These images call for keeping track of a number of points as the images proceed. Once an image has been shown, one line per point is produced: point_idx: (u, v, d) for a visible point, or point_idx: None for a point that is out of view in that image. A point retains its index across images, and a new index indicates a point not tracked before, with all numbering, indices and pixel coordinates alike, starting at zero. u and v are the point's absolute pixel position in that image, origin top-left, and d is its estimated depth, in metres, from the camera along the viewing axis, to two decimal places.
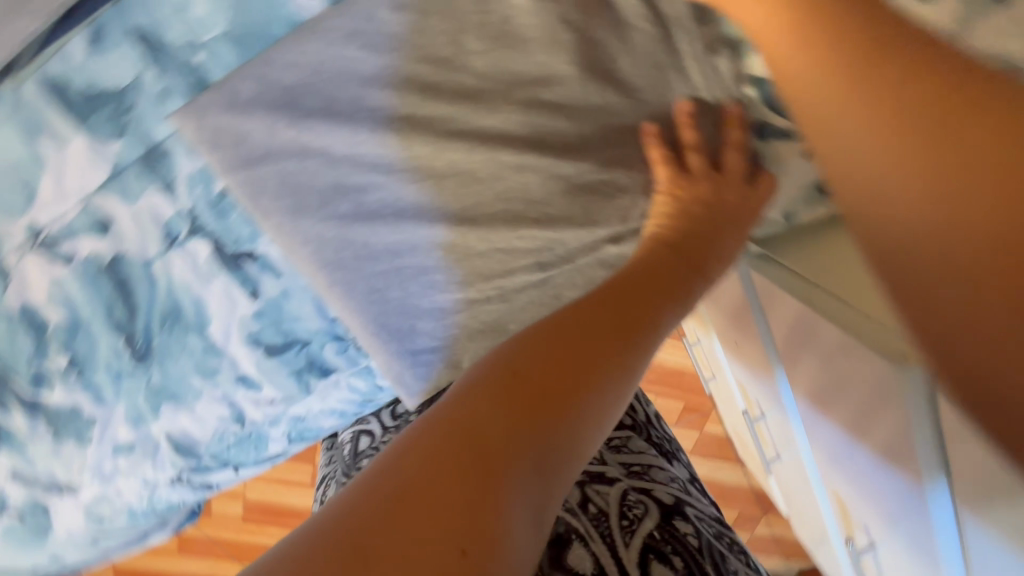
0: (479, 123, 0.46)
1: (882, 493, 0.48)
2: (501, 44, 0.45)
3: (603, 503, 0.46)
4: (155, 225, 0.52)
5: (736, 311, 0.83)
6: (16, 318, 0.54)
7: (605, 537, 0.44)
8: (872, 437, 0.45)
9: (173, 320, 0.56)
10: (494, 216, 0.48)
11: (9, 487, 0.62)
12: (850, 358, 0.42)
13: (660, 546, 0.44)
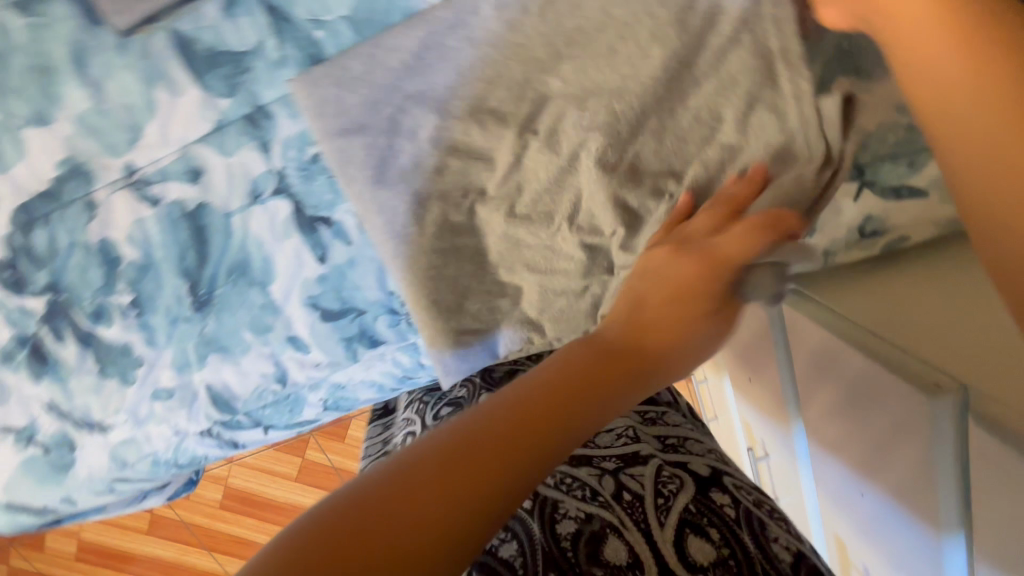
0: (559, 124, 0.49)
1: (892, 534, 0.50)
2: (591, 56, 0.49)
3: (637, 489, 0.52)
4: (244, 180, 0.55)
5: (755, 347, 0.86)
6: (93, 250, 0.57)
7: (639, 524, 0.49)
8: (888, 477, 0.47)
9: (239, 273, 0.58)
10: (550, 213, 0.51)
11: (43, 418, 0.63)
12: (876, 393, 0.45)
13: (696, 519, 0.49)
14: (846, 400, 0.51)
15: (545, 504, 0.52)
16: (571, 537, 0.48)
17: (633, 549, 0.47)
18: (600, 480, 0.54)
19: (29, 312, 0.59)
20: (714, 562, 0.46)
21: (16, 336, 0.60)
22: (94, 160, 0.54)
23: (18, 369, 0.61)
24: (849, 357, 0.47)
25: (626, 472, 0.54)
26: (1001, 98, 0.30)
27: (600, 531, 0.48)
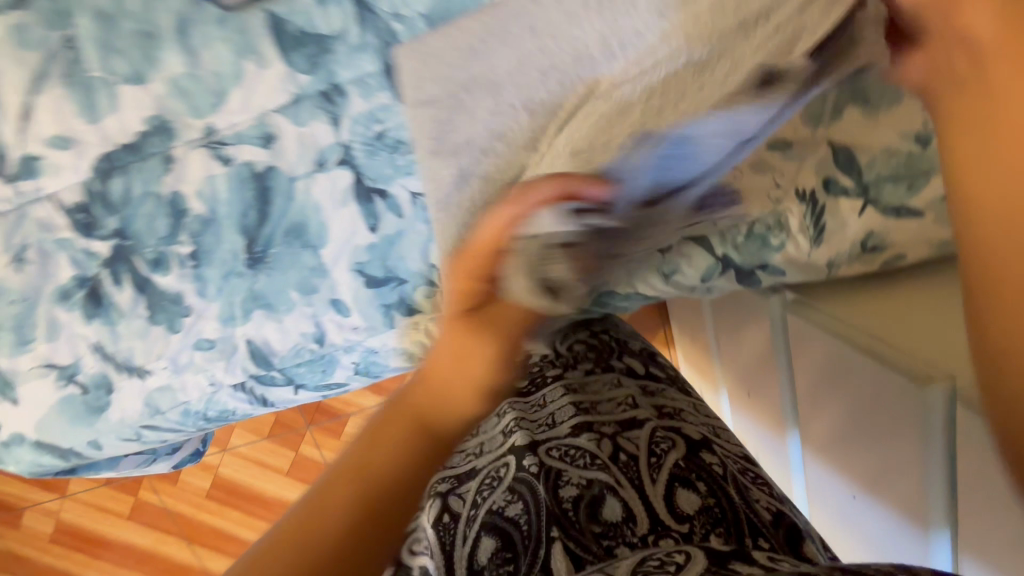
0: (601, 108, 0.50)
1: (889, 533, 0.61)
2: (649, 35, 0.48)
3: (632, 451, 0.67)
4: (313, 149, 0.61)
5: (757, 362, 0.91)
6: (164, 201, 0.62)
7: (634, 483, 0.65)
8: (894, 483, 0.57)
9: (295, 235, 0.63)
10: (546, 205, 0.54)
11: (88, 359, 0.67)
12: (885, 401, 0.54)
13: (685, 475, 0.65)
14: (851, 411, 0.59)
15: (551, 472, 0.66)
16: (573, 498, 0.64)
17: (626, 505, 0.63)
18: (600, 445, 0.67)
19: (94, 255, 0.63)
20: (698, 510, 0.63)
21: (76, 277, 0.64)
22: (179, 119, 0.60)
23: (73, 309, 0.65)
24: (852, 358, 0.57)
25: (625, 437, 0.68)
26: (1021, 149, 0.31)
27: (598, 493, 0.64)
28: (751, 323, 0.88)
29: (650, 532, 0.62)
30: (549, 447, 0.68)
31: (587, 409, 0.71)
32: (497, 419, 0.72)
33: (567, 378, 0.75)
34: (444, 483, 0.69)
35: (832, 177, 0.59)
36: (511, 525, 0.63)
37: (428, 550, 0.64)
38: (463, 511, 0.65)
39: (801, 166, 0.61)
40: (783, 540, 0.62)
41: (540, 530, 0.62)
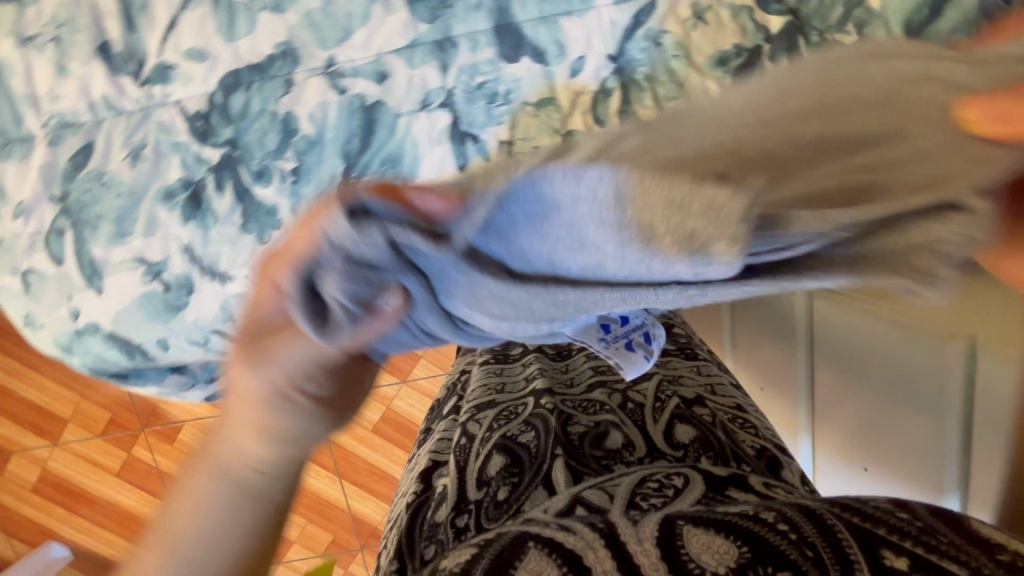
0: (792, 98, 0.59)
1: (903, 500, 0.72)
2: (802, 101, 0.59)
3: (639, 401, 0.76)
4: (419, 90, 0.69)
5: (775, 355, 0.99)
6: (278, 119, 0.68)
7: (637, 423, 0.74)
8: (910, 450, 0.69)
9: (389, 165, 0.71)
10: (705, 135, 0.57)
11: (176, 259, 0.71)
12: (909, 376, 0.67)
13: (683, 416, 0.74)
14: (876, 391, 0.73)
15: (563, 414, 0.75)
16: (579, 434, 0.73)
17: (627, 436, 0.72)
18: (609, 396, 0.78)
19: (203, 161, 0.69)
20: (692, 440, 0.71)
21: (183, 181, 0.69)
22: (305, 48, 0.67)
23: (173, 209, 0.70)
24: (885, 337, 0.69)
25: (634, 389, 0.78)
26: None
27: (603, 430, 0.73)
28: (775, 310, 0.96)
29: (646, 455, 0.70)
30: (561, 395, 0.79)
31: (604, 370, 0.84)
32: (524, 367, 0.86)
33: (588, 345, 0.91)
34: (468, 416, 0.78)
35: None
36: (523, 448, 0.71)
37: (447, 473, 0.71)
38: (480, 433, 0.75)
39: None
40: (764, 467, 0.69)
41: (548, 450, 0.70)
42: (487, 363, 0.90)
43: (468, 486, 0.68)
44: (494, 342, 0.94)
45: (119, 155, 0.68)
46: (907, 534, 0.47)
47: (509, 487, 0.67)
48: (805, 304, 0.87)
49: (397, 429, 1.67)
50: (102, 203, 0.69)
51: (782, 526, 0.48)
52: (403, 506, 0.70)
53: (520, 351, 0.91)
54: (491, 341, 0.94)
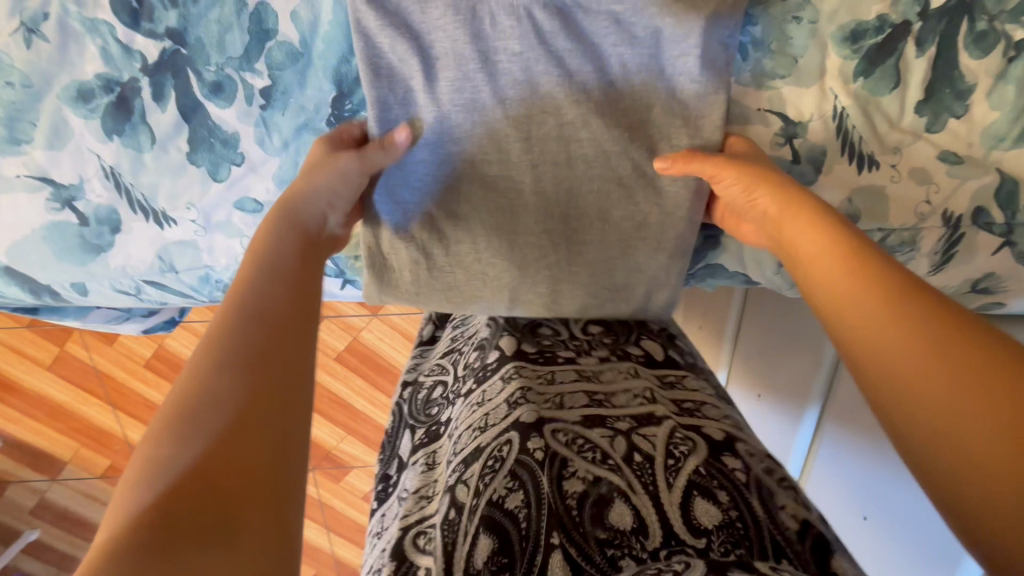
0: (926, 164, 0.56)
1: (903, 524, 0.73)
2: (915, 175, 0.56)
3: (648, 451, 0.58)
4: None
5: (774, 355, 0.93)
6: (247, 10, 0.48)
7: (647, 488, 0.55)
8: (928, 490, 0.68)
9: (375, 62, 0.49)
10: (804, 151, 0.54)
11: (95, 183, 0.53)
12: None
13: (703, 483, 0.55)
14: None
15: (556, 460, 0.57)
16: (578, 496, 0.54)
17: (639, 513, 0.53)
18: (612, 443, 0.59)
19: (134, 54, 0.49)
20: (718, 525, 0.51)
21: (103, 79, 0.50)
22: None
23: (91, 117, 0.51)
24: None
25: (639, 434, 0.60)
26: (925, 339, 0.33)
27: (607, 495, 0.54)
28: (795, 323, 0.86)
29: (661, 546, 0.50)
30: (555, 428, 0.60)
31: (600, 401, 0.65)
32: (504, 388, 0.65)
33: (580, 363, 0.71)
34: (452, 474, 0.60)
35: (985, 208, 0.56)
36: (509, 519, 0.53)
37: (433, 552, 0.54)
38: (467, 501, 0.56)
39: (960, 185, 0.56)
40: (814, 556, 0.48)
41: (539, 529, 0.52)
42: (472, 393, 0.70)
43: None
44: (473, 359, 0.75)
45: (7, 27, 0.48)
46: None
47: None
48: None
49: (361, 361, 1.53)
50: None
51: None
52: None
53: (498, 362, 0.70)
54: (470, 358, 0.76)
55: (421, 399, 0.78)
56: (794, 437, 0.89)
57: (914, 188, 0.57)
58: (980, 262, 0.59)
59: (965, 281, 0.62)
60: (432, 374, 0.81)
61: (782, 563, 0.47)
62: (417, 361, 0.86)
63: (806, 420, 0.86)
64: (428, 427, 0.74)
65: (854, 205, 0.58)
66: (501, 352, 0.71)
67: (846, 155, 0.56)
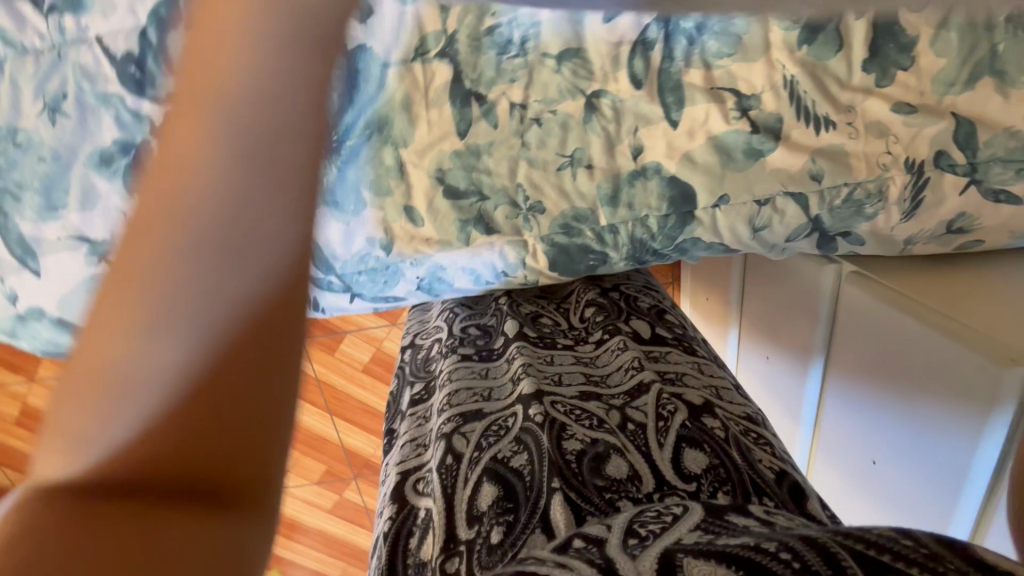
0: (883, 117, 0.59)
1: (906, 481, 0.68)
2: (875, 130, 0.59)
3: (640, 420, 0.66)
4: (412, 32, 0.54)
5: (781, 312, 0.95)
6: None
7: (641, 448, 0.63)
8: (927, 418, 0.62)
9: (379, 128, 0.57)
10: (758, 121, 0.58)
11: None
12: (941, 354, 0.59)
13: (690, 438, 0.64)
14: (886, 352, 0.68)
15: (555, 424, 0.65)
16: (576, 453, 0.62)
17: (633, 465, 0.61)
18: (608, 414, 0.68)
19: (143, 118, 0.55)
20: (705, 469, 0.60)
21: (119, 142, 0.56)
22: None
23: (113, 177, 0.57)
24: (910, 328, 0.63)
25: (632, 407, 0.68)
26: None
27: (603, 452, 0.62)
28: (792, 273, 0.88)
29: (655, 491, 0.59)
30: (554, 399, 0.69)
31: (596, 381, 0.73)
32: (509, 368, 0.75)
33: (578, 350, 0.78)
34: (450, 423, 0.68)
35: (945, 151, 0.59)
36: (515, 475, 0.61)
37: (431, 494, 0.64)
38: (467, 452, 0.65)
39: (918, 132, 0.59)
40: (787, 498, 0.58)
41: (542, 481, 0.60)
42: (469, 360, 0.77)
43: (457, 519, 0.60)
44: (474, 336, 0.81)
45: (34, 109, 0.55)
46: (892, 553, 0.37)
47: (503, 527, 0.57)
48: (834, 289, 0.79)
49: (387, 369, 1.60)
50: (23, 168, 0.57)
51: (784, 555, 0.38)
52: (384, 524, 0.64)
53: (503, 344, 0.79)
54: (473, 332, 0.82)
55: (420, 356, 0.84)
56: (806, 382, 0.89)
57: (875, 141, 0.59)
58: (949, 202, 0.62)
59: (943, 223, 0.64)
60: (431, 336, 0.86)
61: (762, 500, 0.58)
62: (417, 320, 0.92)
63: (812, 368, 0.87)
64: (425, 382, 0.81)
65: (818, 166, 0.59)
66: (505, 336, 0.79)
67: (803, 119, 0.58)
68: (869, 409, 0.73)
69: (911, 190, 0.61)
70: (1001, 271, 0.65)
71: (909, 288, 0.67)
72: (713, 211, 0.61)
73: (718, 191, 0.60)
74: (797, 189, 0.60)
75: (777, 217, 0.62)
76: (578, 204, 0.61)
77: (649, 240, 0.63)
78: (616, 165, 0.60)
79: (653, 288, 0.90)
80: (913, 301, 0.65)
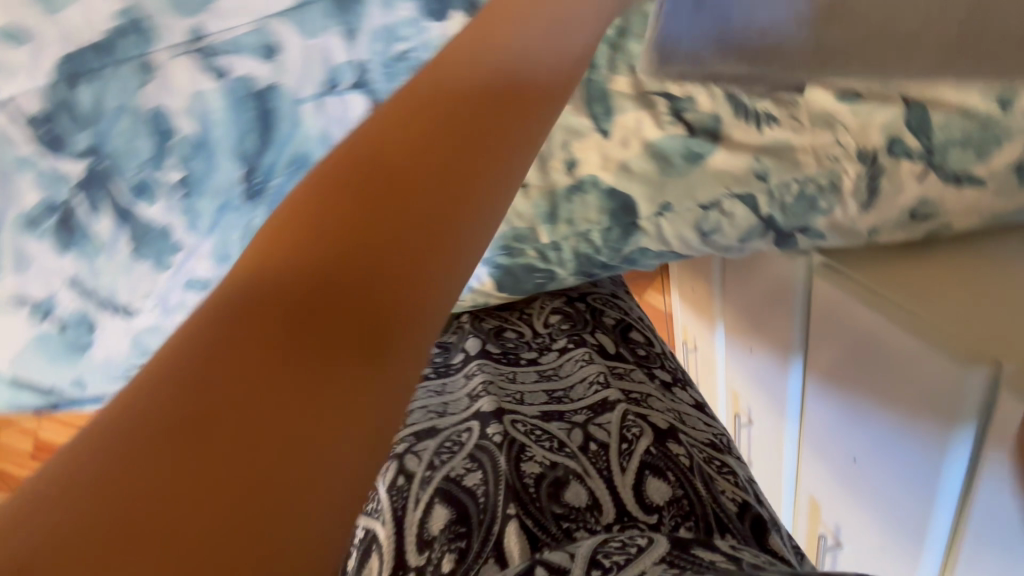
0: (828, 109, 0.55)
1: (885, 483, 0.66)
2: (821, 123, 0.56)
3: (603, 440, 0.66)
4: (321, 66, 0.52)
5: (758, 305, 0.92)
6: (145, 117, 0.53)
7: (602, 472, 0.63)
8: (903, 413, 0.59)
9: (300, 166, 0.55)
10: (695, 124, 0.55)
11: (64, 294, 0.60)
12: (911, 357, 0.56)
13: (653, 464, 0.63)
14: (857, 349, 0.65)
15: (514, 444, 0.65)
16: (535, 476, 0.62)
17: (592, 493, 0.61)
18: (569, 433, 0.67)
19: (62, 177, 0.54)
20: (668, 502, 0.60)
21: (44, 203, 0.56)
22: (157, 17, 0.50)
23: (43, 237, 0.57)
24: (881, 328, 0.60)
25: (595, 424, 0.67)
26: None
27: (562, 476, 0.62)
28: (764, 266, 0.86)
29: (615, 522, 0.59)
30: (514, 418, 0.68)
31: (559, 398, 0.72)
32: (468, 383, 0.74)
33: (541, 363, 0.77)
34: (402, 444, 0.67)
35: (898, 138, 0.56)
36: (467, 496, 0.61)
37: (376, 512, 0.62)
38: (419, 471, 0.64)
39: (869, 120, 0.55)
40: (750, 534, 0.59)
41: (495, 504, 0.60)
42: (429, 380, 0.76)
43: (406, 543, 0.59)
44: (437, 354, 0.80)
45: None
46: None
47: (454, 554, 0.57)
48: (805, 281, 0.77)
49: None
50: None
51: None
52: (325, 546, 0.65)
53: (462, 360, 0.78)
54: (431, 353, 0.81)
55: None
56: (788, 374, 0.87)
57: (821, 133, 0.56)
58: (910, 191, 0.58)
59: (909, 212, 0.60)
60: None
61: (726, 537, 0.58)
62: None
63: (793, 362, 0.85)
64: None
65: (762, 165, 0.56)
66: (466, 353, 0.78)
67: (741, 117, 0.55)
68: (849, 410, 0.70)
69: (866, 180, 0.58)
70: (972, 257, 0.62)
71: (878, 281, 0.64)
72: (657, 219, 0.59)
73: (659, 200, 0.58)
74: (743, 189, 0.57)
75: (725, 220, 0.59)
76: (517, 224, 0.59)
77: (595, 254, 0.61)
78: (551, 181, 0.58)
79: (620, 297, 0.88)
80: (878, 297, 0.62)
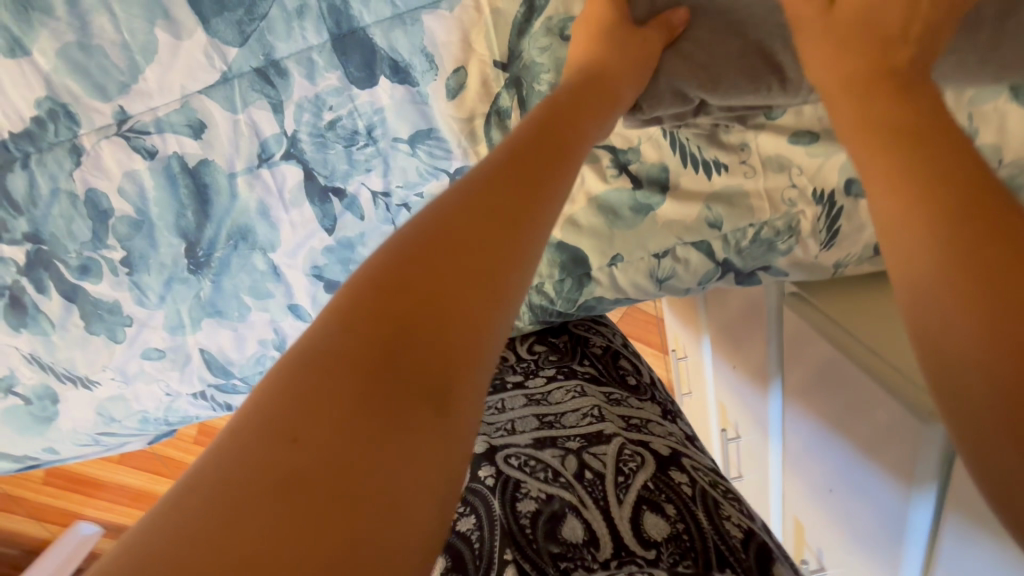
0: (781, 152, 0.53)
1: (857, 517, 0.65)
2: (775, 168, 0.54)
3: (599, 468, 0.55)
4: (252, 139, 0.51)
5: (736, 325, 0.89)
6: (79, 200, 0.52)
7: (598, 502, 0.52)
8: (879, 455, 0.57)
9: (240, 238, 0.55)
10: (639, 178, 0.55)
11: (24, 369, 0.60)
12: (875, 404, 0.55)
13: (653, 496, 0.52)
14: (834, 396, 0.62)
15: (508, 485, 0.55)
16: (531, 515, 0.52)
17: (590, 528, 0.50)
18: (564, 461, 0.56)
19: (8, 261, 0.55)
20: (666, 537, 0.49)
21: None
22: (78, 101, 0.49)
23: None
24: (845, 369, 0.58)
25: (590, 452, 0.56)
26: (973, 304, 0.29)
27: (559, 511, 0.52)
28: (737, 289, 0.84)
29: (612, 558, 0.48)
30: (507, 454, 0.58)
31: (550, 423, 0.61)
32: None
33: (528, 387, 0.66)
34: None
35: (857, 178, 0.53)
36: (463, 544, 0.52)
37: None
38: None
39: (824, 162, 0.53)
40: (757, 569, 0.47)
41: (490, 547, 0.50)
42: None
43: None
44: None
45: None
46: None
47: None
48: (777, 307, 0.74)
49: None
50: None
51: None
52: None
53: None
54: None
55: None
56: (770, 394, 0.83)
57: (774, 177, 0.54)
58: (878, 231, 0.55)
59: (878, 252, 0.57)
60: None
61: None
62: None
63: (772, 386, 0.82)
64: None
65: (715, 213, 0.54)
66: None
67: (690, 165, 0.54)
68: (823, 442, 0.68)
69: (829, 222, 0.54)
70: None
71: (848, 318, 0.62)
72: (610, 270, 0.57)
73: (609, 252, 0.56)
74: (696, 238, 0.55)
75: (680, 266, 0.57)
76: None
77: (550, 304, 0.59)
78: None
79: (601, 323, 0.77)
80: (844, 336, 0.60)
